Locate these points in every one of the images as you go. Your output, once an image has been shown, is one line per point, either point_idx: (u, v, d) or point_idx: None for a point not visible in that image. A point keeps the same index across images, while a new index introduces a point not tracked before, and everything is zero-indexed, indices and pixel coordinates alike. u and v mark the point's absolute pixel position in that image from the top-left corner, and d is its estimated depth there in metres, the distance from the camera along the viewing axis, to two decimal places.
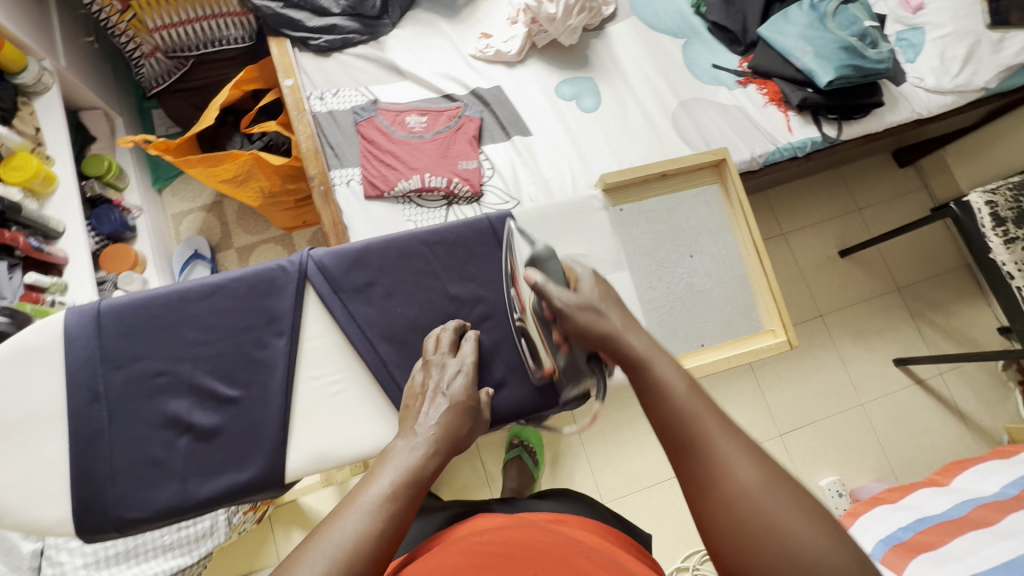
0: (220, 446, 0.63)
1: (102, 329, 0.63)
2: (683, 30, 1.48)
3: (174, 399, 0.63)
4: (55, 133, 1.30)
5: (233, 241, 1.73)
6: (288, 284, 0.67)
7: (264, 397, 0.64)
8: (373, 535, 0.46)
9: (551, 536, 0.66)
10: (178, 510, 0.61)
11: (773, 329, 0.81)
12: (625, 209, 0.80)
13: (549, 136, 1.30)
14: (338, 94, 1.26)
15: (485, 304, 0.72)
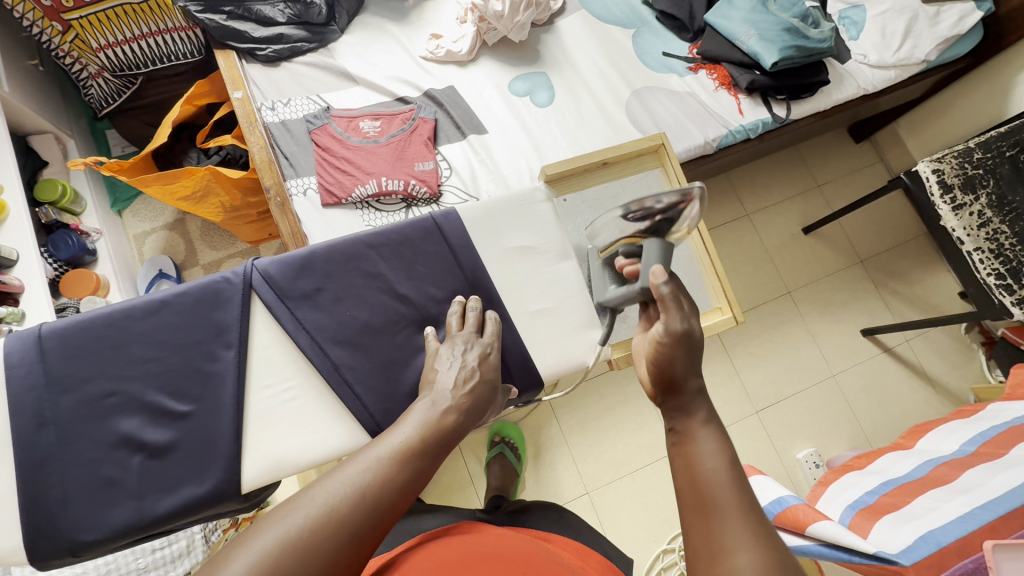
0: (174, 461, 0.63)
1: (45, 353, 0.63)
2: (633, 20, 1.50)
3: (125, 418, 0.63)
4: (3, 160, 1.28)
5: (198, 257, 1.71)
6: (235, 294, 0.67)
7: (217, 409, 0.64)
8: (390, 483, 0.51)
9: (524, 552, 0.69)
10: (135, 528, 0.61)
11: (720, 308, 0.86)
12: (567, 199, 0.80)
13: (504, 132, 1.31)
14: (290, 103, 1.25)
15: (436, 302, 0.72)
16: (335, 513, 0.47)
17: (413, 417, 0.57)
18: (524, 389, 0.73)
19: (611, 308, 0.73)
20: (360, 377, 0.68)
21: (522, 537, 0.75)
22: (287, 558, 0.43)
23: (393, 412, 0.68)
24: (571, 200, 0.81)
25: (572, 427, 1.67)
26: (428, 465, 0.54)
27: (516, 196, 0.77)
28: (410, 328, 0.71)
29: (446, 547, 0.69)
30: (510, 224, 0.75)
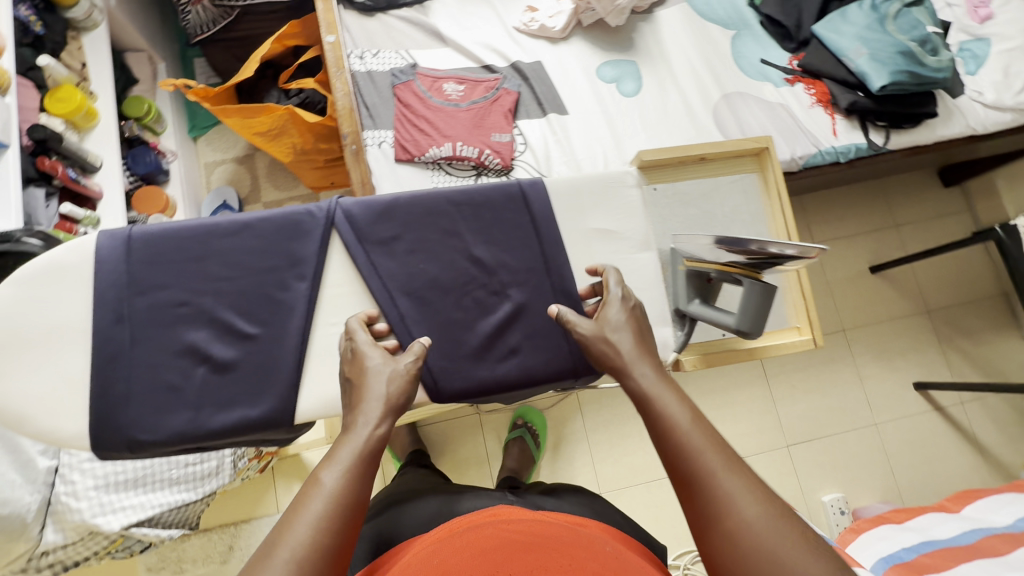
0: (235, 379, 0.63)
1: (131, 254, 0.64)
2: (735, 21, 1.44)
3: (193, 329, 0.64)
4: (101, 70, 1.34)
5: (261, 195, 1.74)
6: (315, 228, 0.67)
7: (281, 337, 0.65)
8: (323, 549, 0.45)
9: (557, 537, 0.67)
10: (188, 437, 0.62)
11: (797, 326, 0.82)
12: (657, 188, 0.77)
13: (585, 116, 1.28)
14: (378, 55, 1.25)
15: (508, 270, 0.70)
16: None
17: (334, 460, 0.51)
18: (583, 374, 0.70)
19: (690, 318, 0.72)
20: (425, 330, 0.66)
21: (562, 524, 0.72)
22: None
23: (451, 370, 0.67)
24: (661, 190, 0.77)
25: (596, 425, 1.65)
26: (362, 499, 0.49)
27: (604, 177, 0.74)
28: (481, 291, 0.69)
29: (470, 538, 0.67)
30: (595, 204, 0.73)
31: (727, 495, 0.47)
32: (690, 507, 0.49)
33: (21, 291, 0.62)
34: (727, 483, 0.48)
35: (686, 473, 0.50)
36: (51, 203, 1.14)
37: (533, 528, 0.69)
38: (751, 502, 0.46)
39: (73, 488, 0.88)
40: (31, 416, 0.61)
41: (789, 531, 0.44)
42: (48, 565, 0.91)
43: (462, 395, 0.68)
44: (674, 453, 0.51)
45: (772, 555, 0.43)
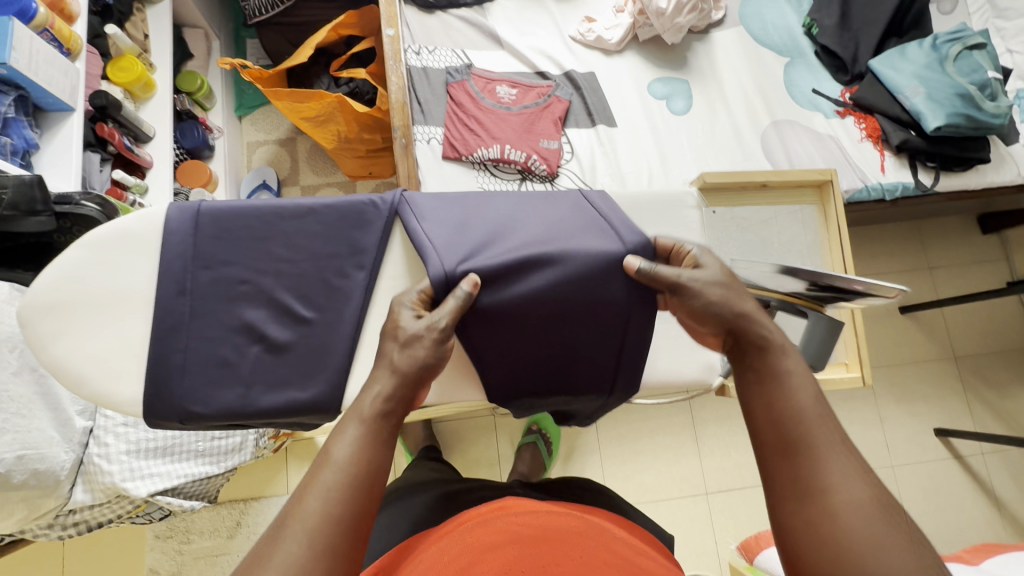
0: (288, 360, 0.64)
1: (198, 228, 0.65)
2: (789, 49, 1.43)
3: (251, 308, 0.65)
4: (162, 43, 1.36)
5: (299, 177, 1.75)
6: (377, 217, 0.68)
7: (336, 324, 0.65)
8: (338, 519, 0.47)
9: (566, 533, 0.65)
10: (239, 413, 0.63)
11: (845, 363, 0.89)
12: (718, 212, 0.80)
13: (633, 130, 1.28)
14: (435, 52, 1.26)
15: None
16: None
17: (348, 430, 0.51)
18: (622, 390, 0.71)
19: None
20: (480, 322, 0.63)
21: (575, 516, 0.71)
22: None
23: (508, 364, 0.65)
24: (720, 214, 0.80)
25: (609, 439, 1.64)
26: (376, 466, 0.50)
27: (663, 196, 0.74)
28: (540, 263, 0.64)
29: (476, 534, 0.65)
30: (653, 222, 0.73)
31: (835, 475, 0.47)
32: (787, 467, 0.49)
33: (90, 254, 0.63)
34: (833, 463, 0.47)
35: (795, 439, 0.49)
36: (104, 169, 1.16)
37: (541, 523, 0.66)
38: (857, 486, 0.46)
39: (106, 450, 0.89)
40: (88, 378, 0.62)
41: (892, 529, 0.44)
42: (72, 523, 0.93)
43: (514, 395, 0.67)
44: (784, 416, 0.51)
45: (861, 541, 0.44)
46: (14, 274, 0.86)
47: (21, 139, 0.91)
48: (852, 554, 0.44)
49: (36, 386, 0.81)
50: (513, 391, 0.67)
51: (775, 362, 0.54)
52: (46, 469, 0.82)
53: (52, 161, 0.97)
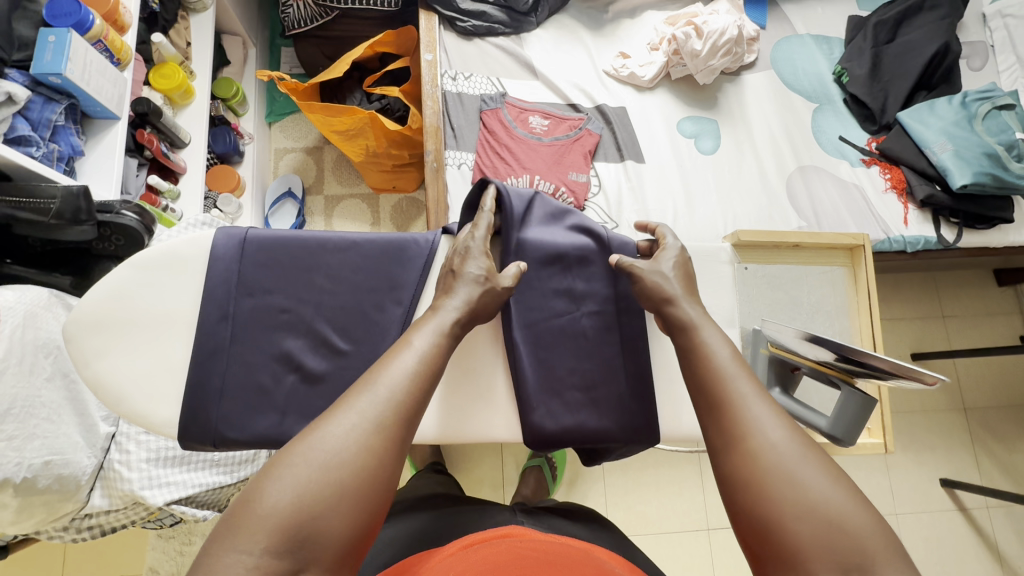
0: (322, 391, 0.65)
1: (244, 255, 0.66)
2: (819, 95, 1.45)
3: (290, 337, 0.66)
4: (203, 51, 1.39)
5: (323, 187, 1.77)
6: (417, 254, 0.70)
7: (371, 358, 0.67)
8: (405, 395, 0.51)
9: (571, 558, 0.64)
10: (271, 440, 0.64)
11: (869, 428, 0.87)
12: (748, 267, 0.79)
13: (659, 167, 1.29)
14: (470, 78, 1.28)
15: (595, 301, 0.75)
16: (355, 446, 0.46)
17: (422, 330, 0.58)
18: (640, 439, 0.72)
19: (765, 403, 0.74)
20: (525, 342, 0.72)
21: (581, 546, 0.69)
22: (315, 487, 0.44)
23: (548, 397, 0.71)
24: (752, 271, 0.81)
25: (613, 468, 1.64)
26: (439, 364, 0.56)
27: (698, 250, 0.75)
28: (568, 245, 0.75)
29: (480, 550, 0.64)
30: None
31: (754, 419, 0.50)
32: (713, 425, 0.52)
33: (137, 274, 0.65)
34: (753, 408, 0.51)
35: (718, 397, 0.53)
36: (140, 173, 1.19)
37: (546, 547, 0.66)
38: (774, 428, 0.48)
39: (126, 457, 0.90)
40: (128, 397, 0.63)
41: (813, 456, 0.46)
42: (87, 527, 0.93)
43: (551, 431, 0.70)
44: (707, 381, 0.56)
45: (787, 470, 0.45)
46: (48, 277, 0.88)
47: (67, 146, 0.93)
48: (777, 488, 0.45)
49: (65, 391, 0.83)
50: (551, 428, 0.70)
51: (696, 336, 0.60)
52: (69, 474, 0.83)
53: (94, 168, 0.99)
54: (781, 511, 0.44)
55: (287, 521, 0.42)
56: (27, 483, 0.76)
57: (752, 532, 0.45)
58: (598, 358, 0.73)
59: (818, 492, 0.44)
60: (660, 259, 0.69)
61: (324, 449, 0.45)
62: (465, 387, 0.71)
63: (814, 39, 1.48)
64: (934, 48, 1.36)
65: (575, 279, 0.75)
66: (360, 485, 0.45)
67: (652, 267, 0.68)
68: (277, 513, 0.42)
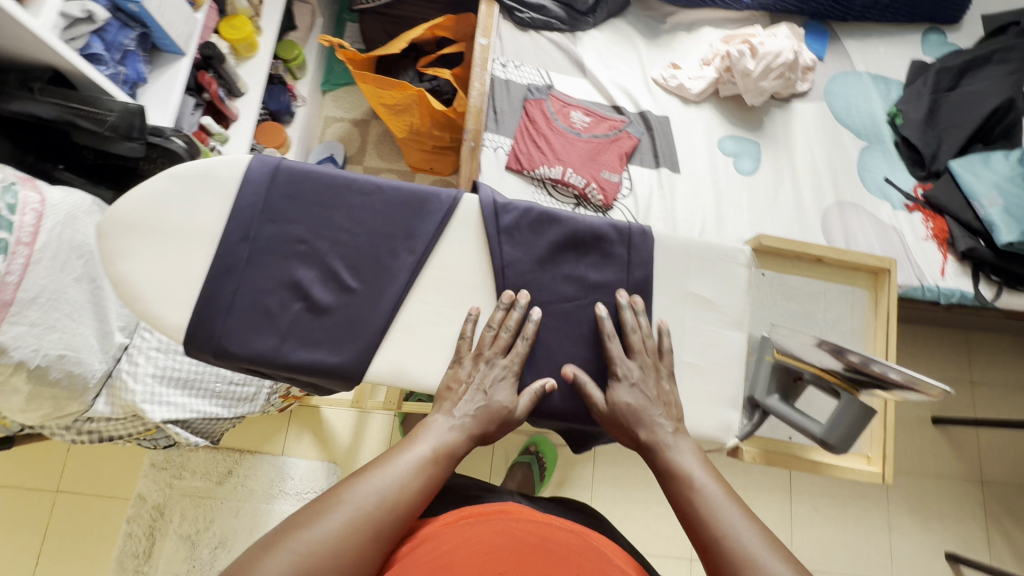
0: (325, 323, 0.67)
1: (274, 182, 0.69)
2: (869, 134, 1.42)
3: (300, 266, 0.68)
4: (273, 11, 1.46)
5: (364, 158, 1.82)
6: (436, 211, 0.71)
7: (376, 299, 0.68)
8: (404, 506, 0.55)
9: (558, 549, 0.63)
10: (268, 361, 0.66)
11: (868, 456, 0.83)
12: (767, 273, 0.78)
13: (694, 180, 1.29)
14: (520, 68, 1.31)
15: (607, 291, 0.71)
16: (338, 550, 0.50)
17: (425, 441, 0.61)
18: None
19: (761, 410, 0.70)
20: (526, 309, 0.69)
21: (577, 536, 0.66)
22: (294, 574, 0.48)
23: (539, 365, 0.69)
24: (768, 278, 0.79)
25: (603, 479, 1.61)
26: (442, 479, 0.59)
27: (718, 249, 0.74)
28: (585, 231, 0.71)
29: (476, 532, 0.63)
30: (701, 271, 0.73)
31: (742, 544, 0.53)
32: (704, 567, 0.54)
33: (173, 185, 0.68)
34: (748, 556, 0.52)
35: (706, 535, 0.55)
36: (195, 112, 1.25)
37: (537, 534, 0.64)
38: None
39: (134, 368, 0.94)
40: (145, 298, 0.66)
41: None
42: (87, 430, 0.97)
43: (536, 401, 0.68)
44: (698, 524, 0.56)
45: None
46: (91, 188, 0.92)
47: (133, 72, 0.99)
48: None
49: (90, 294, 0.87)
50: (538, 399, 0.68)
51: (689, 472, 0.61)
52: (80, 374, 0.86)
53: (153, 97, 1.05)
54: None
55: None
56: (40, 372, 0.80)
57: None
58: (602, 346, 0.69)
59: None
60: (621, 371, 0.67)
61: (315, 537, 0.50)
62: None
63: (872, 78, 1.46)
64: (997, 101, 1.33)
65: (588, 266, 0.71)
66: None
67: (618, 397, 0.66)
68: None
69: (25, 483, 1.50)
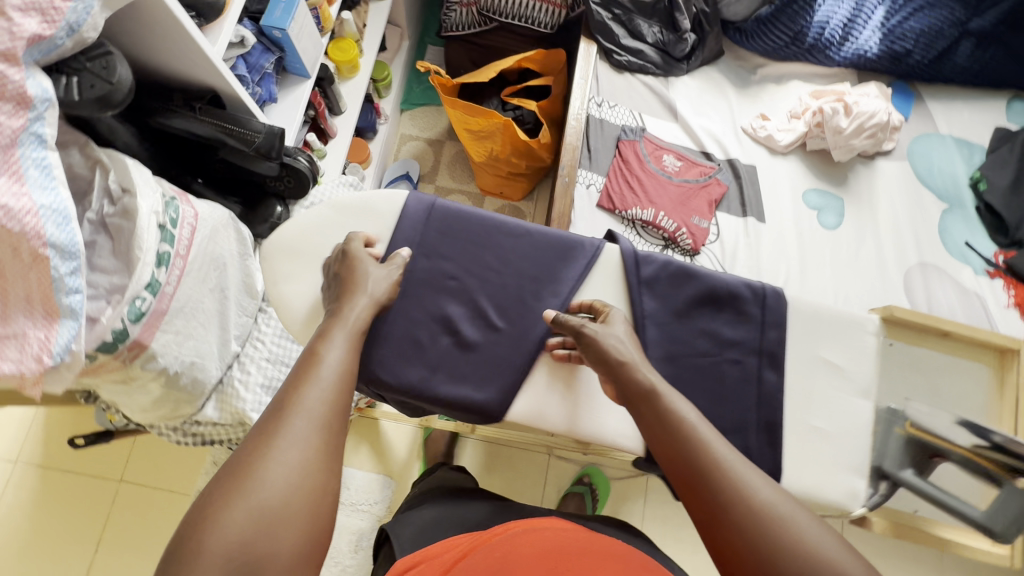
0: (472, 360, 0.70)
1: (429, 219, 0.73)
2: (950, 195, 1.43)
3: (450, 302, 0.71)
4: (373, 35, 1.52)
5: (436, 178, 1.86)
6: (579, 260, 0.74)
7: (521, 341, 0.71)
8: (331, 415, 0.53)
9: (589, 546, 0.69)
10: (415, 394, 0.68)
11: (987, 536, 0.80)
12: (894, 344, 0.75)
13: (780, 232, 1.30)
14: (614, 108, 1.34)
15: (740, 349, 0.73)
16: (303, 481, 0.48)
17: (333, 340, 0.59)
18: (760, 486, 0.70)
19: (890, 480, 0.73)
20: (665, 362, 0.71)
21: (602, 540, 0.72)
22: (258, 523, 0.45)
23: None
24: (896, 348, 0.76)
25: (654, 517, 1.60)
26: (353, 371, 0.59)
27: (847, 315, 0.76)
28: (721, 288, 0.73)
29: (540, 534, 0.70)
30: (831, 336, 0.75)
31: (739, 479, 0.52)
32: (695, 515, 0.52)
33: (334, 215, 0.72)
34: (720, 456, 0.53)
35: (674, 451, 0.55)
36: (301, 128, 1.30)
37: (565, 536, 0.70)
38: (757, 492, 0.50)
39: (246, 377, 0.97)
40: (304, 323, 0.70)
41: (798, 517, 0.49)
42: (191, 433, 1.00)
43: None
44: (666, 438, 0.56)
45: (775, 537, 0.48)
46: (223, 201, 0.98)
47: (266, 92, 1.04)
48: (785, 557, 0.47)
49: (218, 303, 0.90)
50: None
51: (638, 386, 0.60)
52: (201, 380, 0.89)
53: (278, 115, 1.09)
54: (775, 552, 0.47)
55: (228, 562, 0.43)
56: (174, 377, 0.83)
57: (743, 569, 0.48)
58: (734, 404, 0.71)
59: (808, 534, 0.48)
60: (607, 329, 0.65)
61: (269, 481, 0.47)
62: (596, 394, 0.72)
63: (955, 141, 1.47)
64: None
65: (722, 323, 0.73)
66: (303, 507, 0.47)
67: (606, 331, 0.64)
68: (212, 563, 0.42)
69: (90, 472, 1.53)
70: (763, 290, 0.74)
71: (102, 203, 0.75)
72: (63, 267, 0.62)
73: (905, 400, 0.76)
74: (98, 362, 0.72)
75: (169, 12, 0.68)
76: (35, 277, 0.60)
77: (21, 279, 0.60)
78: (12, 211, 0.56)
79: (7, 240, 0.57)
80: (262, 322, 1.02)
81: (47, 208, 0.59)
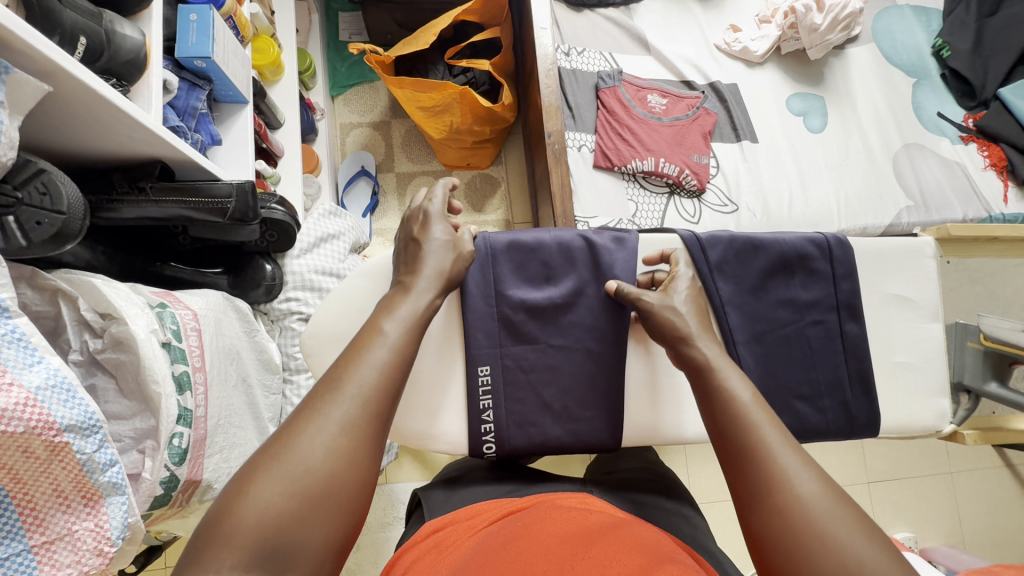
0: (569, 376, 0.72)
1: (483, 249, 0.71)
2: (917, 70, 1.41)
3: (523, 290, 0.72)
4: (286, 21, 1.30)
5: (394, 164, 1.68)
6: (631, 239, 0.74)
7: (609, 351, 0.72)
8: (381, 392, 0.49)
9: (613, 524, 0.54)
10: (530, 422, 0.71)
11: None
12: (952, 261, 0.97)
13: (774, 150, 1.27)
14: (584, 54, 1.23)
15: (819, 309, 0.72)
16: (342, 461, 0.45)
17: (392, 317, 0.56)
18: (860, 433, 0.72)
19: (975, 393, 0.86)
20: (752, 343, 0.71)
21: (645, 526, 0.57)
22: (295, 505, 0.42)
23: (774, 393, 0.71)
24: (955, 264, 0.98)
25: None
26: (412, 353, 0.55)
27: (906, 244, 0.75)
28: (790, 252, 0.72)
29: (590, 518, 0.55)
30: (896, 271, 0.75)
31: (786, 470, 0.48)
32: (736, 477, 0.50)
33: (368, 282, 0.70)
34: (774, 439, 0.50)
35: (725, 420, 0.53)
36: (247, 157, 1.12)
37: (595, 518, 0.55)
38: (808, 481, 0.46)
39: None
40: None
41: (847, 517, 0.44)
42: None
43: None
44: (720, 402, 0.55)
45: (821, 531, 0.44)
46: (206, 277, 0.85)
47: (207, 136, 0.87)
48: (814, 554, 0.43)
49: (244, 396, 0.81)
50: None
51: (695, 348, 0.60)
52: None
53: (229, 157, 0.92)
54: (812, 536, 0.44)
55: (255, 548, 0.40)
56: None
57: (769, 548, 0.46)
58: (823, 364, 0.72)
59: (853, 552, 0.42)
60: (672, 292, 0.66)
61: (309, 455, 0.44)
62: (684, 391, 0.74)
63: (913, 10, 1.45)
64: None
65: (797, 287, 0.73)
66: (337, 492, 0.44)
67: (662, 301, 0.65)
68: (242, 541, 0.40)
69: None
70: (827, 246, 0.73)
71: (83, 339, 0.61)
72: (88, 446, 0.51)
73: (976, 314, 0.97)
74: (155, 514, 0.65)
75: (93, 93, 0.53)
76: (60, 468, 0.49)
77: (43, 476, 0.49)
78: (3, 412, 0.45)
79: (13, 444, 0.46)
80: (291, 393, 0.91)
81: (45, 387, 0.48)
